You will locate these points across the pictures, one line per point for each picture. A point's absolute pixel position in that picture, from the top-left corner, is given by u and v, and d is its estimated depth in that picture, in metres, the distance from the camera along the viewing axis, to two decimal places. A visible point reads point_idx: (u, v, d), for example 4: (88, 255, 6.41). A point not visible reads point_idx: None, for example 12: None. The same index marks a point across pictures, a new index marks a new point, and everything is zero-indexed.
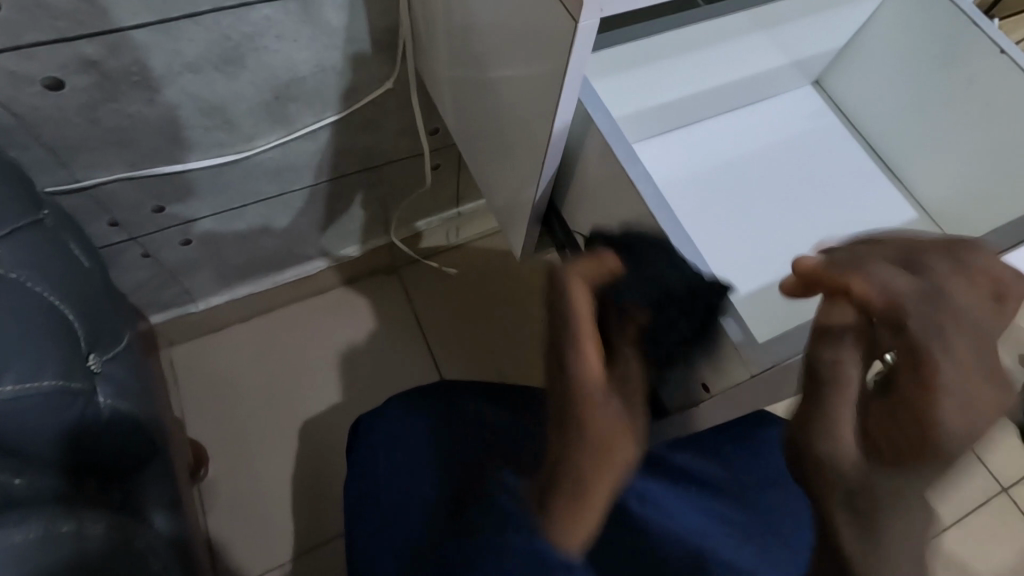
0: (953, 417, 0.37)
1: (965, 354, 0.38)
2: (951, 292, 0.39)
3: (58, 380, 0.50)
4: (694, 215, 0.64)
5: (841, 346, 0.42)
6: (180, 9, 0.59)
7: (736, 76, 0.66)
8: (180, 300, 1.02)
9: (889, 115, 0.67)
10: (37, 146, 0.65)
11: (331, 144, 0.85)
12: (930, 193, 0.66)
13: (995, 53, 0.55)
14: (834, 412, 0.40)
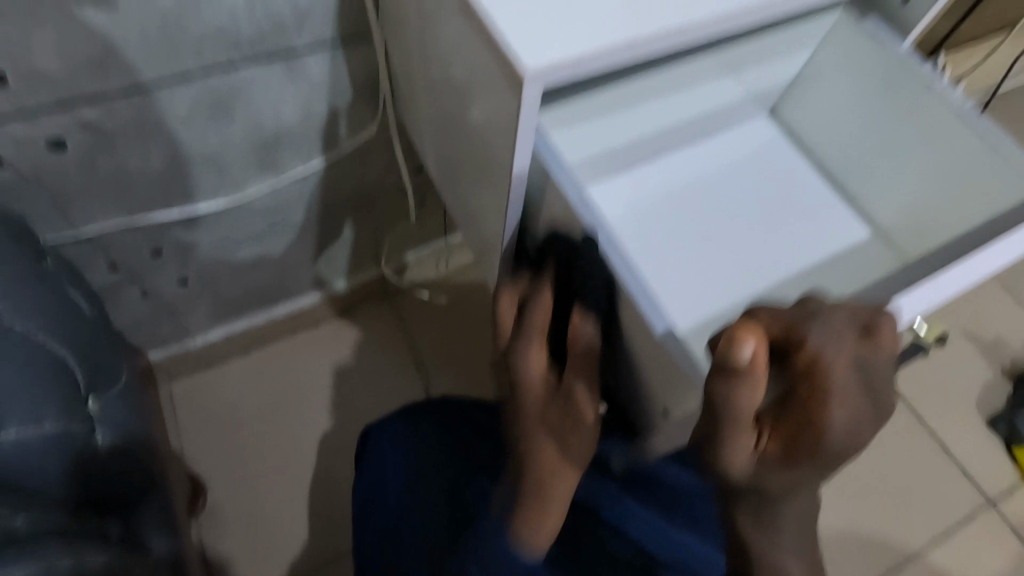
0: (843, 436, 0.40)
1: (849, 368, 0.41)
2: (830, 323, 0.41)
3: (60, 427, 0.54)
4: (645, 248, 0.67)
5: (740, 384, 0.38)
6: (172, 73, 0.64)
7: (697, 113, 0.70)
8: (178, 336, 1.06)
9: (839, 140, 0.71)
10: (40, 200, 0.69)
11: (319, 185, 0.89)
12: (878, 211, 0.70)
13: (928, 86, 0.60)
14: (729, 438, 0.40)
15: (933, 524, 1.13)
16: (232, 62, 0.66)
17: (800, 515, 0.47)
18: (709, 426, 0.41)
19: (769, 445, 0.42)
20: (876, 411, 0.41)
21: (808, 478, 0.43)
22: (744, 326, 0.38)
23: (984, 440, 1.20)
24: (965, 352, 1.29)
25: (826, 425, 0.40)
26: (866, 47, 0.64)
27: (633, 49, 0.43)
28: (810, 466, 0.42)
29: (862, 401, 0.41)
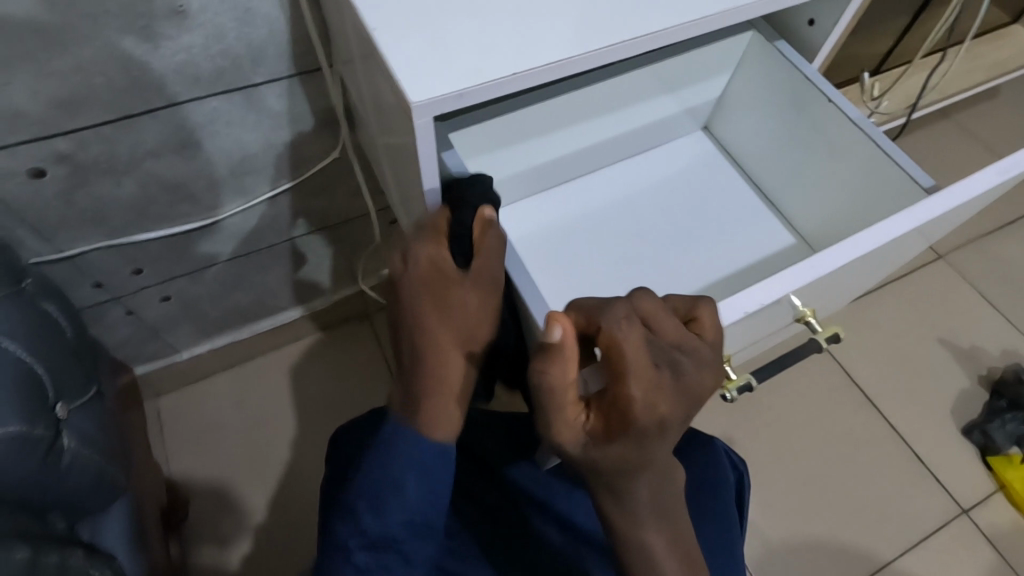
0: (643, 410, 0.39)
1: (643, 348, 0.40)
2: (627, 310, 0.42)
3: (22, 428, 0.57)
4: (556, 265, 0.71)
5: (546, 361, 0.39)
6: (139, 108, 0.70)
7: (628, 129, 0.75)
8: (164, 352, 1.12)
9: (761, 151, 0.77)
10: (24, 226, 0.75)
11: (289, 208, 0.95)
12: (795, 209, 0.76)
13: (826, 100, 0.65)
14: (548, 411, 0.41)
15: (905, 533, 1.12)
16: (195, 95, 0.72)
17: (655, 501, 0.44)
18: (538, 405, 0.42)
19: (595, 422, 0.42)
20: (683, 394, 0.41)
21: (643, 455, 0.41)
22: (552, 312, 0.41)
23: (958, 449, 1.20)
24: (941, 360, 1.29)
25: (627, 401, 0.39)
26: (774, 65, 0.69)
27: (517, 81, 0.46)
28: (632, 441, 0.40)
29: (667, 379, 0.40)
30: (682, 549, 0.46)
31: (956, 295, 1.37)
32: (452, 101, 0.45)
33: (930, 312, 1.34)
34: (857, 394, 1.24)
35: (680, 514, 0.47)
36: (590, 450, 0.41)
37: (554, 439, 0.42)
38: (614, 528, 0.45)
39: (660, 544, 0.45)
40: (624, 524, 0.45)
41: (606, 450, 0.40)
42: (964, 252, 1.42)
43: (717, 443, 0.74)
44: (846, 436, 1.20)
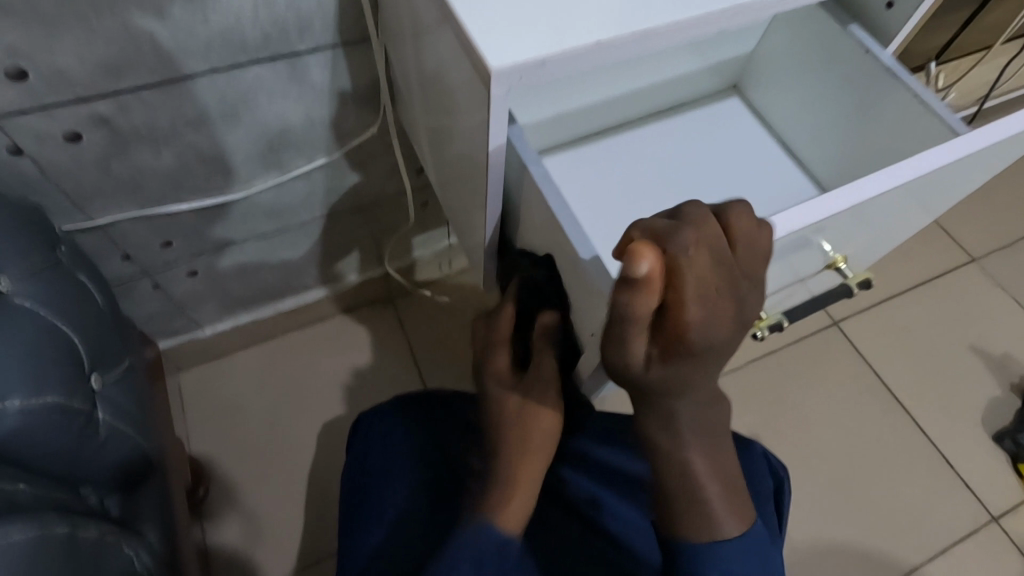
0: (705, 336, 0.42)
1: (707, 275, 0.41)
2: (691, 234, 0.41)
3: (60, 399, 0.55)
4: (594, 210, 0.71)
5: (635, 295, 0.38)
6: (180, 73, 0.68)
7: (657, 81, 0.75)
8: (187, 328, 1.10)
9: (788, 108, 0.76)
10: (58, 192, 0.73)
11: (322, 184, 0.93)
12: (822, 167, 0.75)
13: (863, 52, 0.65)
14: (623, 335, 0.42)
15: (933, 539, 1.11)
16: (238, 63, 0.69)
17: (697, 423, 0.48)
18: (608, 326, 0.42)
19: (654, 346, 0.43)
20: (737, 315, 0.43)
21: (694, 376, 0.44)
22: (637, 240, 0.37)
23: (988, 457, 1.17)
24: (973, 365, 1.26)
25: (693, 331, 0.41)
26: (807, 18, 0.69)
27: (598, 50, 0.44)
28: (694, 358, 0.43)
29: (730, 305, 0.42)
30: (720, 469, 0.50)
31: (989, 301, 1.34)
32: (532, 69, 0.43)
33: (962, 318, 1.31)
34: (885, 396, 1.22)
35: (721, 438, 0.50)
36: (652, 368, 0.43)
37: (619, 355, 0.43)
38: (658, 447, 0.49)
39: (702, 466, 0.49)
40: (669, 445, 0.48)
41: (665, 369, 0.43)
42: (999, 257, 1.39)
43: (756, 446, 0.70)
44: (875, 439, 1.18)
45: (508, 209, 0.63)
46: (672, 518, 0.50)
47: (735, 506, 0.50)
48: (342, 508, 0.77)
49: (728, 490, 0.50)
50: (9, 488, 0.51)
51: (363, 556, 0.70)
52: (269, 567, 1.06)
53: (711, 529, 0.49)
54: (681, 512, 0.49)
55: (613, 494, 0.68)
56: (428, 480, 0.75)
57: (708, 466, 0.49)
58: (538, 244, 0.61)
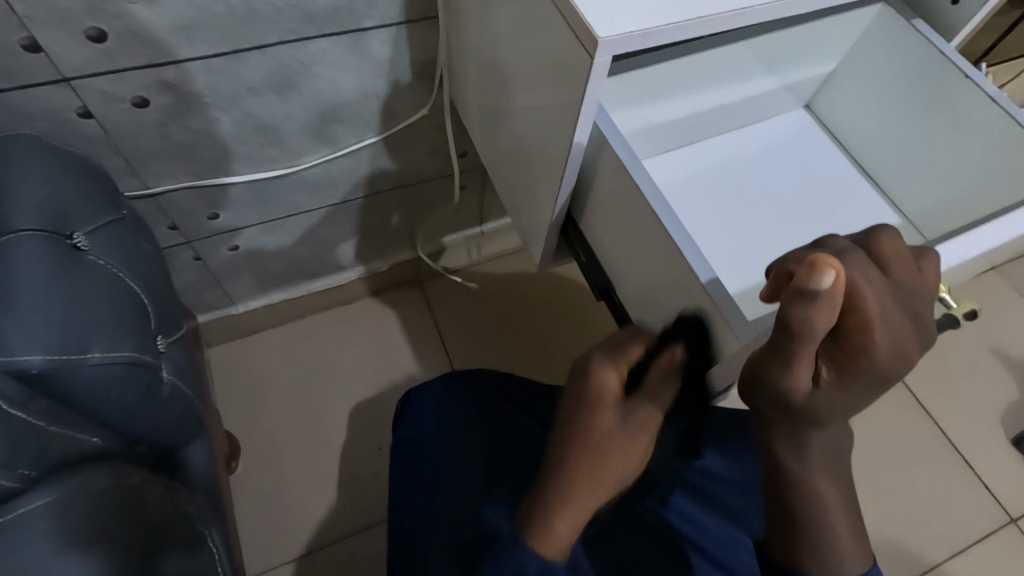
0: (889, 359, 0.40)
1: (885, 296, 0.40)
2: (857, 256, 0.41)
3: (135, 353, 0.57)
4: (692, 215, 0.72)
5: (817, 308, 0.37)
6: (250, 42, 0.69)
7: (733, 97, 0.74)
8: (221, 303, 1.10)
9: (868, 130, 0.77)
10: (118, 156, 0.74)
11: (369, 162, 0.94)
12: (904, 194, 0.75)
13: (961, 76, 0.64)
14: (795, 355, 0.40)
15: (952, 537, 1.12)
16: (305, 34, 0.71)
17: (829, 454, 0.48)
18: (777, 347, 0.41)
19: (827, 371, 0.43)
20: (922, 340, 0.42)
21: (851, 406, 0.44)
22: (822, 254, 0.37)
23: (1006, 458, 1.19)
24: (992, 368, 1.28)
25: (872, 352, 0.40)
26: (902, 40, 0.69)
27: (696, 26, 0.48)
28: (869, 387, 0.42)
29: (912, 327, 0.41)
30: (846, 501, 0.51)
31: (1009, 306, 1.35)
32: (635, 40, 0.47)
33: (982, 322, 1.33)
34: (906, 395, 1.24)
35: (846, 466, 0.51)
36: (817, 396, 0.43)
37: (784, 386, 0.42)
38: (788, 476, 0.49)
39: (831, 498, 0.50)
40: (801, 475, 0.48)
41: (835, 398, 0.43)
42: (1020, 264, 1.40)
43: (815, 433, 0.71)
44: (895, 437, 1.20)
45: (575, 187, 0.64)
46: (795, 551, 0.51)
47: (855, 529, 0.51)
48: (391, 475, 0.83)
49: (853, 525, 0.51)
50: (80, 438, 0.56)
51: (418, 517, 0.76)
52: (295, 541, 1.06)
53: (835, 565, 0.50)
54: (807, 545, 0.50)
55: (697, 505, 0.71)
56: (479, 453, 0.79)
57: (836, 496, 0.50)
58: (602, 223, 0.62)
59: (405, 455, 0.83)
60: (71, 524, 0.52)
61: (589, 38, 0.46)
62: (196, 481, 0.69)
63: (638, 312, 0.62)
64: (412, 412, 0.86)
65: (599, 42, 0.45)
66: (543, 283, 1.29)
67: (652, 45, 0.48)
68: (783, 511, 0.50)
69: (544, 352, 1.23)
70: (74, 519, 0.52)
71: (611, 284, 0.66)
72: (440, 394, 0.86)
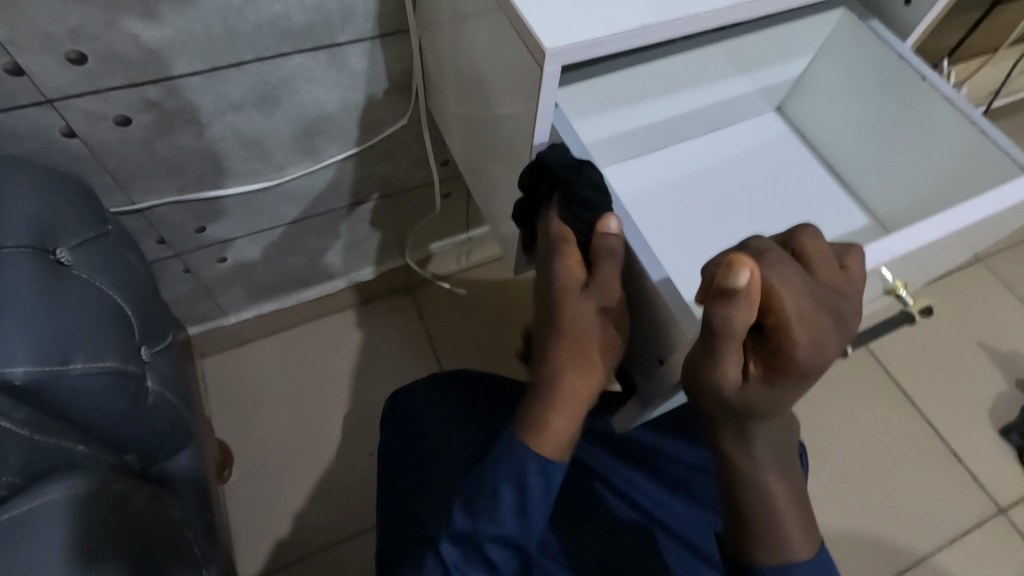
0: (810, 353, 0.42)
1: (804, 295, 0.41)
2: (776, 256, 0.43)
3: (117, 363, 0.58)
4: (651, 221, 0.73)
5: (733, 307, 0.39)
6: (229, 59, 0.71)
7: (704, 102, 0.76)
8: (212, 314, 1.12)
9: (836, 133, 0.78)
10: (105, 172, 0.77)
11: (352, 173, 0.96)
12: (873, 195, 0.76)
13: (920, 78, 0.66)
14: (719, 354, 0.41)
15: (942, 529, 1.13)
16: (282, 50, 0.73)
17: (771, 445, 0.50)
18: (704, 347, 0.42)
19: (755, 366, 0.44)
20: (841, 336, 0.43)
21: (783, 401, 0.45)
22: (737, 254, 0.38)
23: (995, 449, 1.20)
24: (978, 360, 1.29)
25: (794, 348, 0.41)
26: (864, 45, 0.71)
27: (642, 34, 0.50)
28: (797, 382, 0.43)
29: (832, 323, 0.42)
30: (791, 490, 0.51)
31: (994, 299, 1.36)
32: (582, 49, 0.49)
33: (967, 314, 1.34)
34: (891, 388, 1.25)
35: (792, 458, 0.52)
36: (750, 391, 0.44)
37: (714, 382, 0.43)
38: (736, 465, 0.50)
39: (780, 492, 0.50)
40: (750, 467, 0.50)
41: (767, 393, 0.44)
42: (1005, 256, 1.42)
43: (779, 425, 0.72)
44: (882, 430, 1.21)
45: None
46: (744, 539, 0.51)
47: (806, 525, 0.51)
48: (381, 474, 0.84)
49: (799, 514, 0.51)
50: (67, 448, 0.58)
51: (405, 517, 0.78)
52: (290, 547, 1.08)
53: (783, 551, 0.50)
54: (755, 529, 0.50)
55: (670, 494, 0.73)
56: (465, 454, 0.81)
57: (785, 492, 0.51)
58: None
59: (389, 455, 0.84)
60: (66, 524, 0.53)
61: (540, 48, 0.48)
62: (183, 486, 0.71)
63: None
64: (399, 412, 0.87)
65: (549, 52, 0.48)
66: (530, 287, 1.31)
67: (603, 53, 0.50)
68: (733, 501, 0.51)
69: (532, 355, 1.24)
70: (70, 519, 0.53)
71: None
72: (428, 395, 0.86)
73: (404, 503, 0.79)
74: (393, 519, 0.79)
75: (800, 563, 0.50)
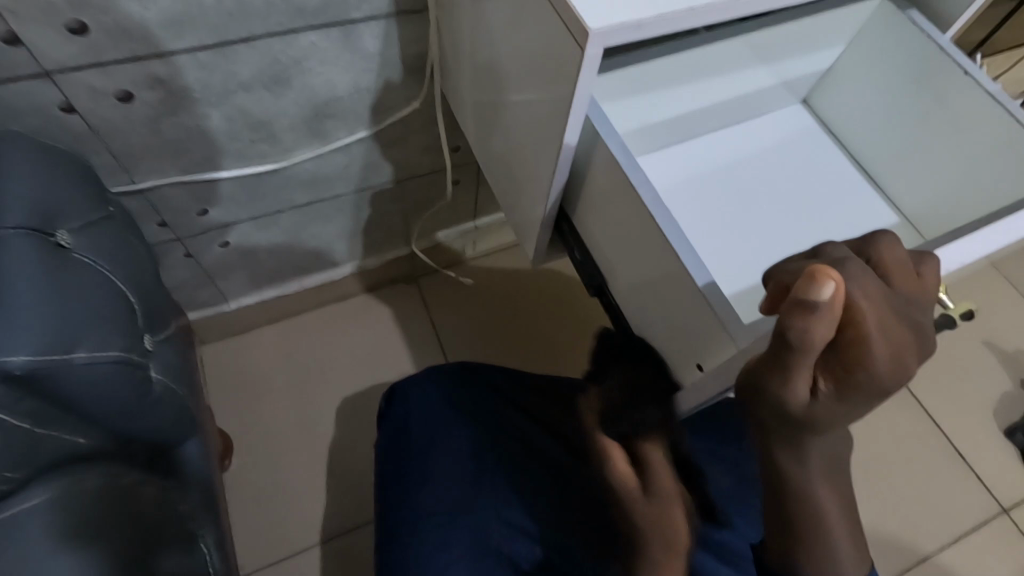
0: (887, 367, 0.39)
1: (878, 305, 0.39)
2: (856, 266, 0.41)
3: (122, 353, 0.56)
4: (686, 214, 0.71)
5: (814, 319, 0.37)
6: (238, 35, 0.68)
7: (730, 94, 0.74)
8: (213, 300, 1.09)
9: (867, 128, 0.76)
10: (105, 152, 0.73)
11: (362, 157, 0.93)
12: (902, 193, 0.74)
13: (961, 73, 0.64)
14: (791, 368, 0.39)
15: (946, 529, 1.13)
16: (294, 27, 0.70)
17: (826, 463, 0.47)
18: (775, 360, 0.40)
19: (824, 382, 0.41)
20: (921, 352, 0.41)
21: (850, 417, 0.43)
22: (818, 265, 0.37)
23: (1000, 449, 1.20)
24: (985, 360, 1.28)
25: (871, 364, 0.39)
26: (902, 36, 0.69)
27: (685, 17, 0.47)
28: (866, 399, 0.41)
29: (910, 337, 0.40)
30: (841, 506, 0.50)
31: (1001, 298, 1.36)
32: (625, 32, 0.46)
33: (976, 313, 1.33)
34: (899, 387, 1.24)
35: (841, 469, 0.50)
36: (816, 409, 0.41)
37: (779, 397, 0.41)
38: (788, 486, 0.47)
39: (832, 511, 0.49)
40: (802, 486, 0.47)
41: (834, 411, 0.41)
42: (1016, 256, 1.40)
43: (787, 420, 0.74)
44: (889, 429, 1.20)
45: (566, 182, 0.63)
46: (790, 557, 0.51)
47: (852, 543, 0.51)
48: (379, 469, 0.82)
49: (849, 534, 0.51)
50: (72, 441, 0.55)
51: (411, 513, 0.75)
52: (291, 538, 1.06)
53: (825, 568, 0.50)
54: (804, 551, 0.50)
55: None
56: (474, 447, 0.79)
57: (836, 511, 0.49)
58: (596, 219, 0.62)
59: (394, 449, 0.82)
60: (65, 522, 0.52)
61: (581, 30, 0.45)
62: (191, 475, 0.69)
63: (636, 312, 0.61)
64: (402, 405, 0.85)
65: (590, 34, 0.45)
66: (538, 277, 1.29)
67: (645, 37, 0.47)
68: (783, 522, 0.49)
69: (539, 348, 1.22)
70: (68, 519, 0.52)
71: (605, 281, 0.66)
72: (436, 387, 0.85)
73: (411, 499, 0.77)
74: (398, 515, 0.77)
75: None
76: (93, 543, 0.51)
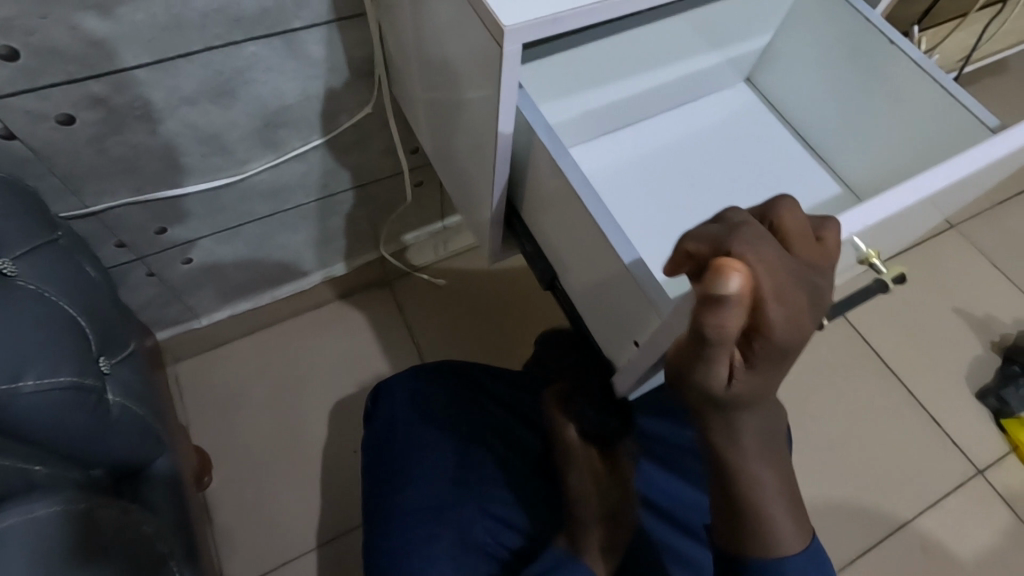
0: (786, 333, 0.41)
1: (777, 268, 0.40)
2: (751, 231, 0.41)
3: (74, 377, 0.56)
4: (625, 197, 0.72)
5: (727, 313, 0.37)
6: (177, 50, 0.68)
7: (672, 77, 0.74)
8: (183, 317, 1.08)
9: (808, 103, 0.77)
10: (52, 176, 0.72)
11: (320, 165, 0.93)
12: (845, 163, 0.75)
13: (887, 42, 0.65)
14: (710, 356, 0.40)
15: (925, 494, 1.15)
16: (233, 39, 0.70)
17: (761, 434, 0.49)
18: (695, 351, 0.41)
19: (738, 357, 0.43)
20: (817, 311, 0.43)
21: (765, 386, 0.45)
22: (725, 260, 0.37)
23: (973, 412, 1.22)
24: (954, 325, 1.31)
25: (772, 332, 0.40)
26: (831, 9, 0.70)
27: (606, 6, 0.48)
28: (777, 366, 0.43)
29: (806, 299, 0.41)
30: (779, 474, 0.52)
31: (968, 264, 1.38)
32: (545, 26, 0.47)
33: (944, 281, 1.35)
34: (871, 357, 1.26)
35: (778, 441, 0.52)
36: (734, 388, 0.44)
37: (704, 381, 0.43)
38: (723, 457, 0.50)
39: (767, 479, 0.51)
40: (738, 458, 0.50)
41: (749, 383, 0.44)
42: (978, 221, 1.43)
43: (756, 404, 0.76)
44: (863, 400, 1.22)
45: (510, 176, 0.64)
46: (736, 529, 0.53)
47: (792, 507, 0.53)
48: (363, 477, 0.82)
49: (786, 501, 0.53)
50: (24, 467, 0.54)
51: (387, 513, 0.76)
52: (277, 550, 1.06)
53: (769, 542, 0.51)
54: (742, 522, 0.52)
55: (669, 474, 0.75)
56: (452, 442, 0.79)
57: (774, 479, 0.51)
58: (542, 213, 0.63)
59: (371, 450, 0.83)
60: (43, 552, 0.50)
61: (497, 27, 0.46)
62: (161, 493, 0.69)
63: (584, 297, 0.63)
64: (384, 403, 0.85)
65: (506, 31, 0.46)
66: (509, 274, 1.29)
67: (565, 30, 0.48)
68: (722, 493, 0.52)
69: (513, 344, 1.23)
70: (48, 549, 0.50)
71: (554, 273, 0.67)
72: (408, 386, 0.85)
73: (387, 502, 0.77)
74: (376, 517, 0.77)
75: (788, 554, 0.52)
76: (67, 543, 0.52)
